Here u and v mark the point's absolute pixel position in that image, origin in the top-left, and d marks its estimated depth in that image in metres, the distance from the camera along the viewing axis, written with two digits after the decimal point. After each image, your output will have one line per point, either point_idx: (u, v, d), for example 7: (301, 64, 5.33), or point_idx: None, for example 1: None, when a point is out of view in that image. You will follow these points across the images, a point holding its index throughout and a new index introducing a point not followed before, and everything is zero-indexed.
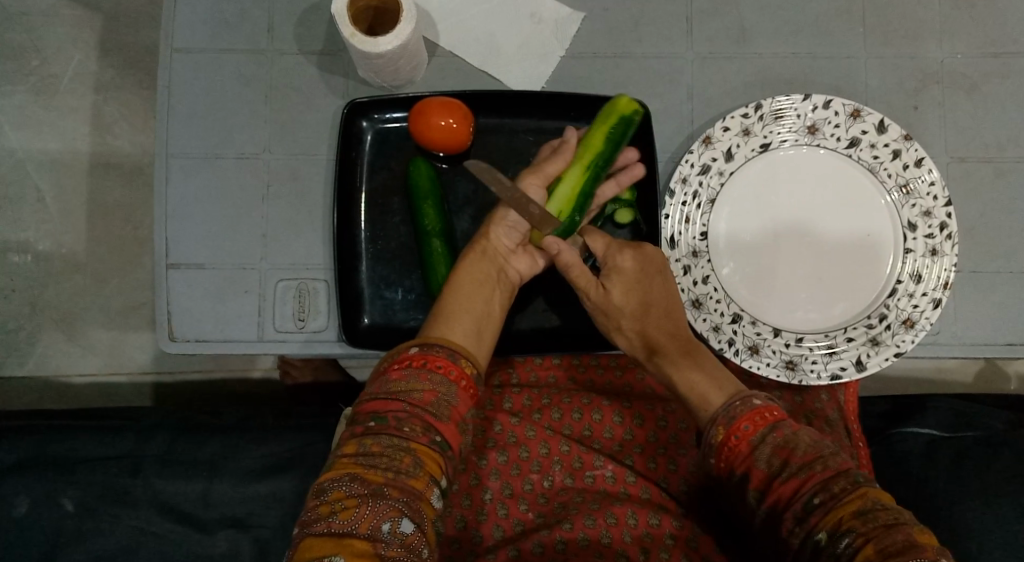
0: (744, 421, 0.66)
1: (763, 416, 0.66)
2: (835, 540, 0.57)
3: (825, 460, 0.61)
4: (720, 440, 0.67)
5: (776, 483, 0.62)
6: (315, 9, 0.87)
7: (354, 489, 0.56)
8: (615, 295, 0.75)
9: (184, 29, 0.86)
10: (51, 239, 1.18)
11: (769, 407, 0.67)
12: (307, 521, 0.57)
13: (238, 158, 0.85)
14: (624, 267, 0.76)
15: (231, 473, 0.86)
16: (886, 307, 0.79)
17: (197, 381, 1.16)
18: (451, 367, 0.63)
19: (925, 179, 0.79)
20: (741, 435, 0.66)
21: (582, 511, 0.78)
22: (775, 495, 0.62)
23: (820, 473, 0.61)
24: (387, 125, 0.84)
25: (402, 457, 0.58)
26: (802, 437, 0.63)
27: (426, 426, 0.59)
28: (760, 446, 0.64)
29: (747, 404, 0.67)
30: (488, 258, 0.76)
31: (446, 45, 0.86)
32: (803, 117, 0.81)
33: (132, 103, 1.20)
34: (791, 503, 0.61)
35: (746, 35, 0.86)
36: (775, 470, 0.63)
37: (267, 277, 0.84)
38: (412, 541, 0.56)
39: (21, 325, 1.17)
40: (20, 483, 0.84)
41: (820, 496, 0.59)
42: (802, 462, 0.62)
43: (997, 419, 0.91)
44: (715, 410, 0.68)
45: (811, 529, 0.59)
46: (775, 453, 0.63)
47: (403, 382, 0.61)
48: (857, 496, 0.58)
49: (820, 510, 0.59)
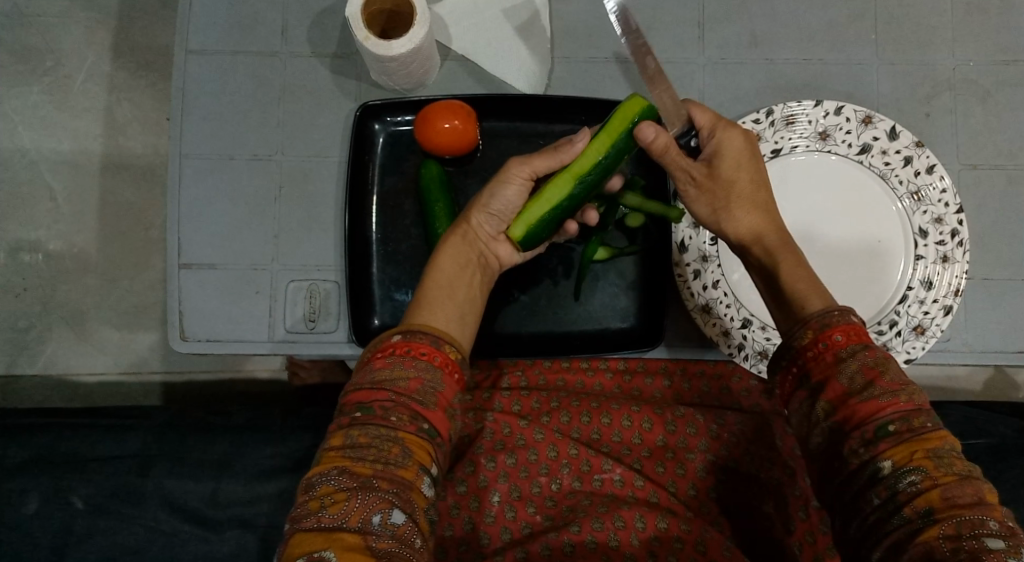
0: (837, 331, 0.60)
1: (858, 333, 0.60)
2: (900, 474, 0.54)
3: (911, 393, 0.57)
4: (805, 344, 0.61)
5: (852, 401, 0.57)
6: (329, 12, 0.87)
7: (343, 483, 0.55)
8: (724, 169, 0.71)
9: (199, 30, 0.86)
10: (63, 238, 1.19)
11: (864, 325, 0.61)
12: (297, 516, 0.55)
13: (251, 159, 0.85)
14: (732, 141, 0.71)
15: (240, 473, 0.86)
16: (896, 314, 0.79)
17: (206, 381, 1.17)
18: (436, 354, 0.62)
19: (936, 186, 0.80)
20: (830, 344, 0.60)
21: (590, 514, 0.78)
22: (847, 411, 0.57)
23: (904, 403, 0.56)
24: (399, 128, 0.85)
25: (389, 448, 0.57)
26: (893, 364, 0.59)
27: (413, 415, 0.58)
28: (848, 360, 0.59)
29: (845, 317, 0.61)
30: (468, 242, 0.72)
31: (458, 48, 0.86)
32: (814, 123, 0.81)
33: (145, 104, 1.21)
34: (863, 423, 0.57)
35: (757, 40, 0.87)
36: (856, 387, 0.58)
37: (278, 277, 0.84)
38: (403, 532, 0.55)
39: (32, 324, 1.18)
40: (31, 480, 0.85)
41: (897, 424, 0.56)
42: (887, 387, 0.57)
43: (1008, 427, 0.90)
44: (808, 314, 0.62)
45: (875, 455, 0.56)
46: (861, 371, 0.58)
47: (387, 371, 0.60)
48: (936, 436, 0.55)
49: (893, 439, 0.55)
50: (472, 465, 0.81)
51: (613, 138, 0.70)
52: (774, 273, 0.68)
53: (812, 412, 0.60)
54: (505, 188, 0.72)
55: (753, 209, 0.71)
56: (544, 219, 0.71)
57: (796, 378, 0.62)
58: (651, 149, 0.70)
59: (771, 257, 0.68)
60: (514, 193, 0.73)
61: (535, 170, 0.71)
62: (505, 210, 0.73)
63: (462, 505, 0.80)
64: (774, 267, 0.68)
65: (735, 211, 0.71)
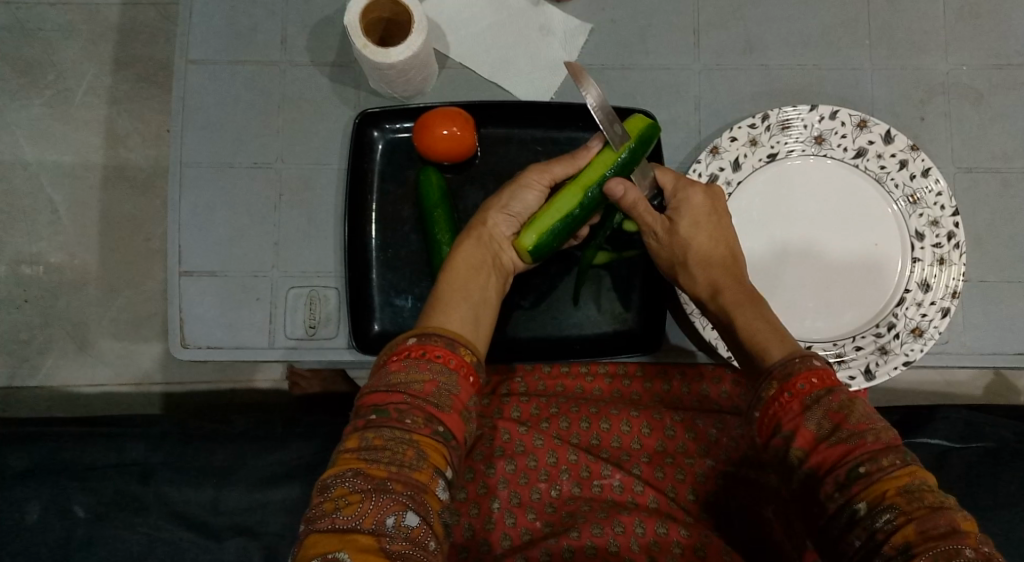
0: (800, 379, 0.61)
1: (820, 377, 0.61)
2: (875, 514, 0.55)
3: (877, 432, 0.58)
4: (771, 396, 0.62)
5: (821, 447, 0.58)
6: (328, 21, 0.88)
7: (358, 485, 0.56)
8: (684, 226, 0.75)
9: (199, 40, 0.87)
10: (64, 250, 1.20)
11: (828, 369, 0.61)
12: (312, 516, 0.56)
13: (251, 167, 0.86)
14: (693, 199, 0.75)
15: (241, 481, 0.86)
16: (894, 316, 0.80)
17: (207, 391, 1.17)
18: (451, 356, 0.63)
19: (932, 189, 0.80)
20: (794, 393, 0.61)
21: (589, 520, 0.77)
22: (818, 458, 0.58)
23: (870, 444, 0.57)
24: (398, 135, 0.85)
25: (405, 451, 0.57)
26: (858, 405, 0.59)
27: (428, 417, 0.59)
28: (813, 407, 0.59)
29: (806, 363, 0.61)
30: (484, 243, 0.75)
31: (456, 56, 0.88)
32: (810, 127, 0.81)
33: (146, 116, 1.21)
34: (835, 468, 0.58)
35: (752, 47, 0.87)
36: (824, 433, 0.59)
37: (279, 284, 0.85)
38: (418, 533, 0.55)
39: (33, 335, 1.18)
40: (32, 489, 0.85)
41: (866, 466, 0.56)
42: (854, 429, 0.58)
43: (1008, 431, 0.90)
44: (772, 364, 0.63)
45: (850, 498, 0.56)
46: (827, 416, 0.59)
47: (402, 373, 0.61)
48: (906, 472, 0.56)
49: (865, 481, 0.56)
50: (473, 473, 0.81)
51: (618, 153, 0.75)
52: (733, 328, 0.69)
53: (785, 459, 0.61)
54: (526, 192, 0.77)
55: (712, 266, 0.73)
56: (554, 228, 0.75)
57: (766, 428, 0.62)
58: (622, 203, 0.75)
59: (725, 311, 0.70)
60: (534, 198, 0.77)
61: (553, 176, 0.77)
62: (523, 213, 0.77)
63: (463, 512, 0.80)
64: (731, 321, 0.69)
65: (693, 270, 0.74)
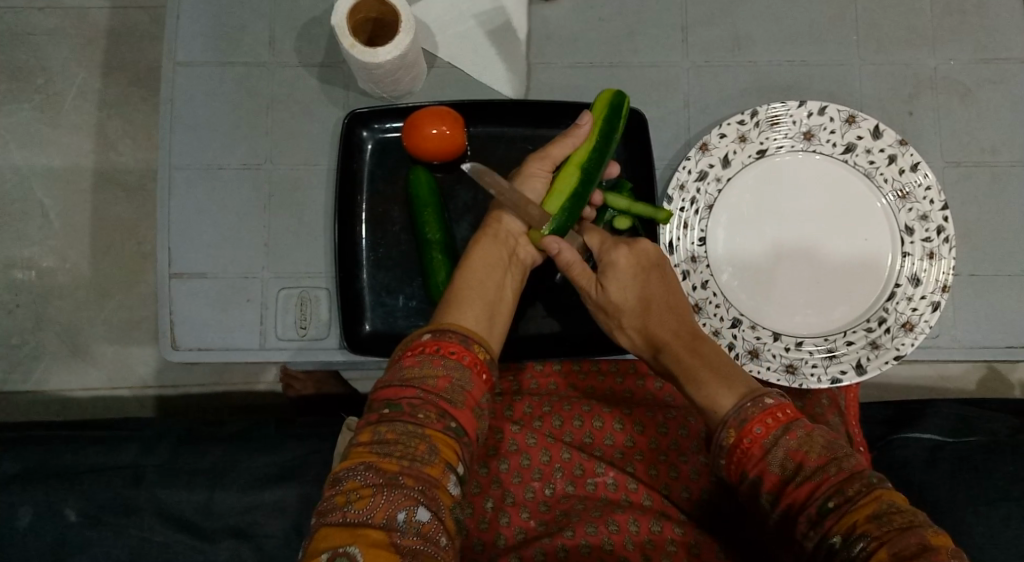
0: (755, 422, 0.63)
1: (775, 417, 0.63)
2: (850, 544, 0.56)
3: (839, 463, 0.59)
4: (732, 442, 0.64)
5: (789, 488, 0.60)
6: (316, 22, 0.88)
7: (370, 478, 0.56)
8: (614, 291, 0.76)
9: (188, 42, 0.87)
10: (56, 254, 1.19)
11: (782, 405, 0.64)
12: (323, 510, 0.56)
13: (241, 168, 0.86)
14: (618, 261, 0.77)
15: (234, 483, 0.86)
16: (885, 311, 0.80)
17: (201, 394, 1.17)
18: (465, 353, 0.64)
19: (921, 183, 0.80)
20: (753, 438, 0.63)
21: (584, 519, 0.77)
22: (789, 499, 0.60)
23: (835, 476, 0.59)
24: (387, 135, 0.85)
25: (416, 445, 0.58)
26: (816, 438, 0.61)
27: (441, 412, 0.59)
28: (773, 450, 0.61)
29: (759, 405, 0.64)
30: (500, 240, 0.76)
31: (445, 55, 0.87)
32: (799, 123, 0.81)
33: (136, 119, 1.21)
34: (805, 506, 0.59)
35: (740, 43, 0.88)
36: (789, 473, 0.61)
37: (269, 285, 0.85)
38: (428, 529, 0.56)
39: (25, 340, 1.18)
40: (24, 493, 0.84)
41: (834, 499, 0.58)
42: (816, 465, 0.60)
43: (1001, 424, 0.90)
44: (725, 413, 0.65)
45: (824, 534, 0.57)
46: (789, 456, 0.61)
47: (417, 368, 0.62)
48: (872, 498, 0.56)
49: (835, 515, 0.57)
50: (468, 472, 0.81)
51: (599, 127, 0.77)
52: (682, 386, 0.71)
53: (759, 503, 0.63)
54: (532, 182, 0.78)
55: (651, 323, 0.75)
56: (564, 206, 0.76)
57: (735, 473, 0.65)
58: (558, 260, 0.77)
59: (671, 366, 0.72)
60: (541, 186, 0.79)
61: (553, 160, 0.78)
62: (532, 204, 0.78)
63: None
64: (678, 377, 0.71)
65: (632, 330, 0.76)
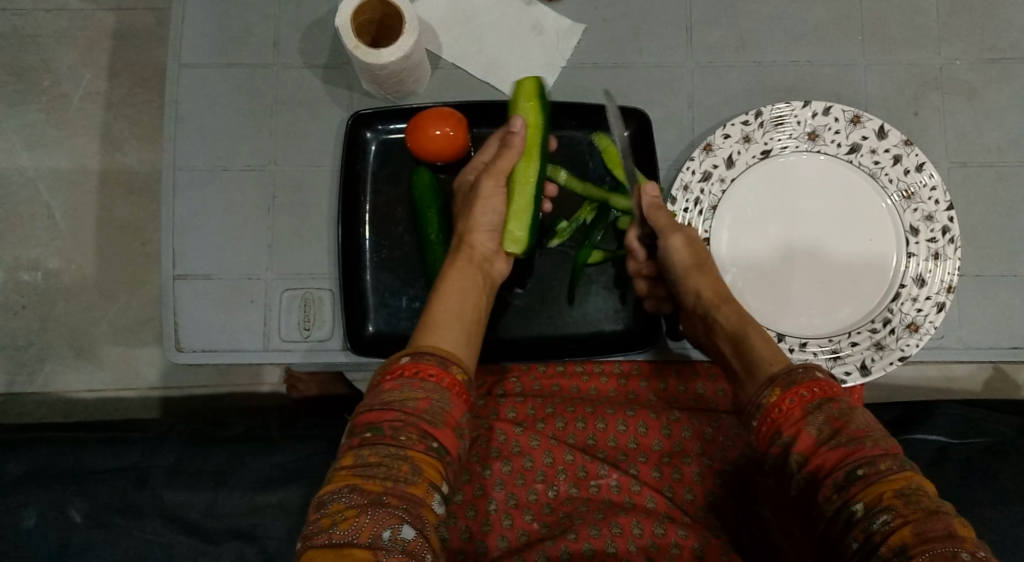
0: (802, 387, 0.63)
1: (823, 387, 0.62)
2: (872, 515, 0.56)
3: (877, 439, 0.59)
4: (772, 401, 0.64)
5: (821, 450, 0.60)
6: (320, 23, 0.88)
7: (354, 500, 0.56)
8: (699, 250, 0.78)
9: (192, 44, 0.87)
10: (61, 255, 1.20)
11: (831, 381, 0.63)
12: (309, 533, 0.56)
13: (244, 170, 0.86)
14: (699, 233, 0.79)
15: (238, 484, 0.86)
16: (890, 312, 0.80)
17: (206, 395, 1.17)
18: (443, 375, 0.63)
19: (926, 184, 0.80)
20: (797, 399, 0.62)
21: (587, 521, 0.77)
22: (817, 461, 0.59)
23: (869, 448, 0.58)
24: (391, 136, 0.85)
25: (400, 466, 0.57)
26: (859, 413, 0.61)
27: (422, 434, 0.59)
28: (814, 412, 0.61)
29: (810, 373, 0.63)
30: (473, 264, 0.76)
31: (448, 56, 0.87)
32: (803, 123, 0.81)
33: (141, 120, 1.22)
34: (834, 470, 0.58)
35: (745, 43, 0.87)
36: (824, 437, 0.60)
37: (273, 286, 0.85)
38: (414, 546, 0.55)
39: (30, 341, 1.18)
40: (29, 494, 0.85)
41: (864, 468, 0.57)
42: (853, 434, 0.59)
43: (1007, 425, 0.90)
44: (774, 373, 0.65)
45: (847, 500, 0.57)
46: (828, 422, 0.60)
47: (396, 392, 0.61)
48: (901, 476, 0.56)
49: (862, 483, 0.57)
50: (470, 474, 0.80)
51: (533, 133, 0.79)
52: (743, 345, 0.71)
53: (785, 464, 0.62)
54: (491, 202, 0.78)
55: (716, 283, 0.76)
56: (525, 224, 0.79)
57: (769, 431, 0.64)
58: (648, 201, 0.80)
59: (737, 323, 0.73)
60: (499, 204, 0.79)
61: (501, 169, 0.78)
62: (496, 221, 0.79)
63: (460, 514, 0.79)
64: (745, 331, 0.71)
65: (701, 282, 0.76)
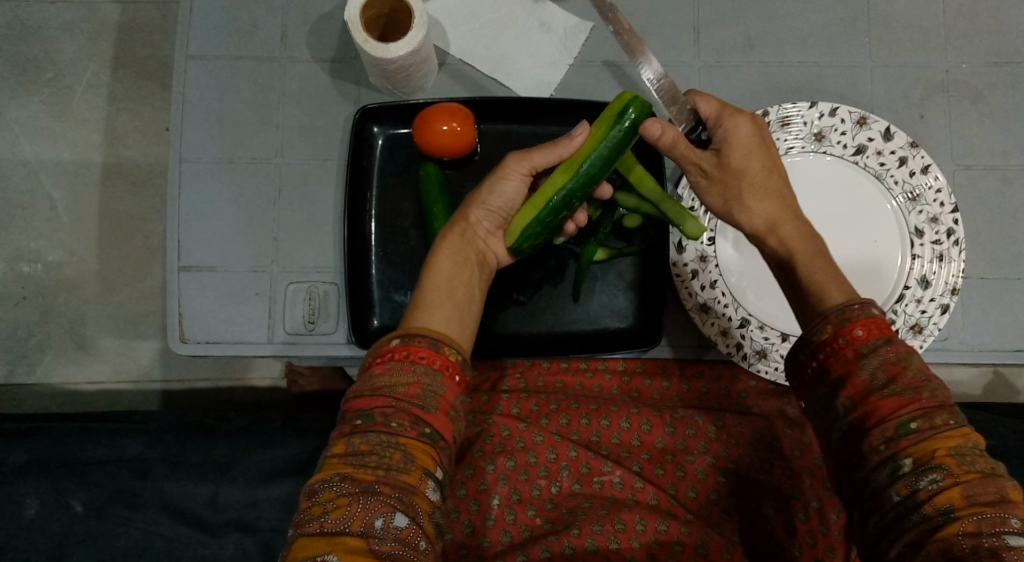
0: (858, 325, 0.59)
1: (879, 326, 0.59)
2: (921, 472, 0.54)
3: (934, 389, 0.56)
4: (824, 339, 0.60)
5: (873, 398, 0.57)
6: (327, 17, 0.88)
7: (345, 488, 0.55)
8: (738, 160, 0.70)
9: (200, 36, 0.87)
10: (63, 247, 1.20)
11: (886, 318, 0.60)
12: (300, 521, 0.55)
13: (250, 162, 0.86)
14: (741, 129, 0.70)
15: (240, 476, 0.86)
16: (893, 313, 0.79)
17: (206, 388, 1.17)
18: (435, 357, 0.60)
19: (931, 186, 0.80)
20: (850, 339, 0.59)
21: (591, 517, 0.78)
22: (868, 408, 0.57)
23: (926, 400, 0.56)
24: (398, 131, 0.85)
25: (392, 454, 0.56)
26: (915, 359, 0.58)
27: (413, 420, 0.57)
28: (869, 356, 0.58)
29: (866, 310, 0.60)
30: (468, 240, 0.71)
31: (456, 52, 0.88)
32: (810, 124, 0.82)
33: (145, 113, 1.21)
34: (884, 420, 0.56)
35: (752, 43, 0.88)
36: (877, 384, 0.57)
37: (278, 279, 0.85)
38: (407, 534, 0.54)
39: (31, 332, 1.18)
40: (29, 484, 0.85)
41: (919, 421, 0.55)
42: (910, 384, 0.57)
43: (1008, 428, 0.90)
44: (826, 309, 0.61)
45: (896, 453, 0.55)
46: (884, 367, 0.58)
47: (386, 377, 0.59)
48: (958, 433, 0.55)
49: (915, 436, 0.55)
50: (472, 468, 0.81)
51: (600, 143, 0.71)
52: (795, 271, 0.66)
53: (831, 406, 0.60)
54: (505, 182, 0.72)
55: (768, 196, 0.69)
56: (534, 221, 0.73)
57: (817, 372, 0.61)
58: (660, 145, 0.71)
59: (787, 246, 0.67)
60: (514, 189, 0.73)
61: (533, 165, 0.72)
62: (505, 206, 0.73)
63: (462, 508, 0.80)
64: (791, 258, 0.66)
65: (748, 200, 0.69)
